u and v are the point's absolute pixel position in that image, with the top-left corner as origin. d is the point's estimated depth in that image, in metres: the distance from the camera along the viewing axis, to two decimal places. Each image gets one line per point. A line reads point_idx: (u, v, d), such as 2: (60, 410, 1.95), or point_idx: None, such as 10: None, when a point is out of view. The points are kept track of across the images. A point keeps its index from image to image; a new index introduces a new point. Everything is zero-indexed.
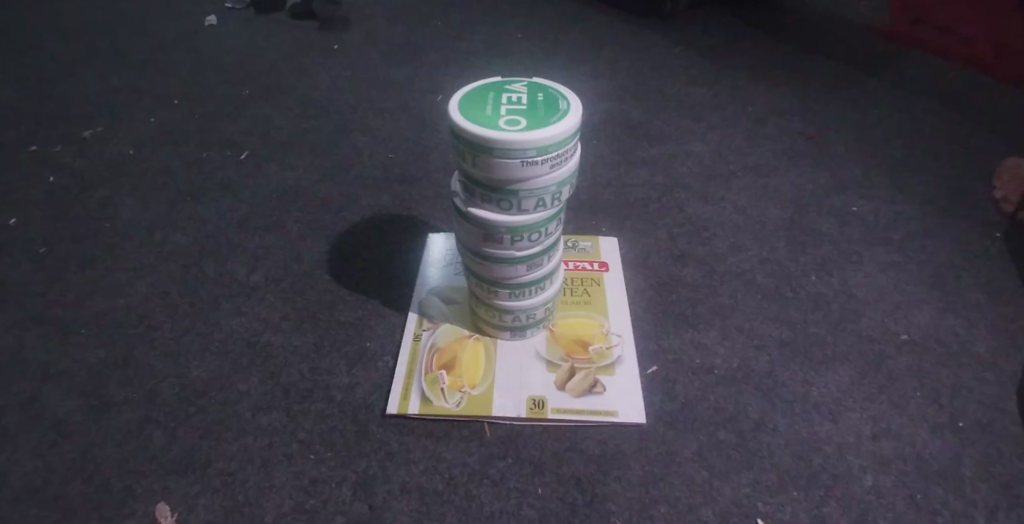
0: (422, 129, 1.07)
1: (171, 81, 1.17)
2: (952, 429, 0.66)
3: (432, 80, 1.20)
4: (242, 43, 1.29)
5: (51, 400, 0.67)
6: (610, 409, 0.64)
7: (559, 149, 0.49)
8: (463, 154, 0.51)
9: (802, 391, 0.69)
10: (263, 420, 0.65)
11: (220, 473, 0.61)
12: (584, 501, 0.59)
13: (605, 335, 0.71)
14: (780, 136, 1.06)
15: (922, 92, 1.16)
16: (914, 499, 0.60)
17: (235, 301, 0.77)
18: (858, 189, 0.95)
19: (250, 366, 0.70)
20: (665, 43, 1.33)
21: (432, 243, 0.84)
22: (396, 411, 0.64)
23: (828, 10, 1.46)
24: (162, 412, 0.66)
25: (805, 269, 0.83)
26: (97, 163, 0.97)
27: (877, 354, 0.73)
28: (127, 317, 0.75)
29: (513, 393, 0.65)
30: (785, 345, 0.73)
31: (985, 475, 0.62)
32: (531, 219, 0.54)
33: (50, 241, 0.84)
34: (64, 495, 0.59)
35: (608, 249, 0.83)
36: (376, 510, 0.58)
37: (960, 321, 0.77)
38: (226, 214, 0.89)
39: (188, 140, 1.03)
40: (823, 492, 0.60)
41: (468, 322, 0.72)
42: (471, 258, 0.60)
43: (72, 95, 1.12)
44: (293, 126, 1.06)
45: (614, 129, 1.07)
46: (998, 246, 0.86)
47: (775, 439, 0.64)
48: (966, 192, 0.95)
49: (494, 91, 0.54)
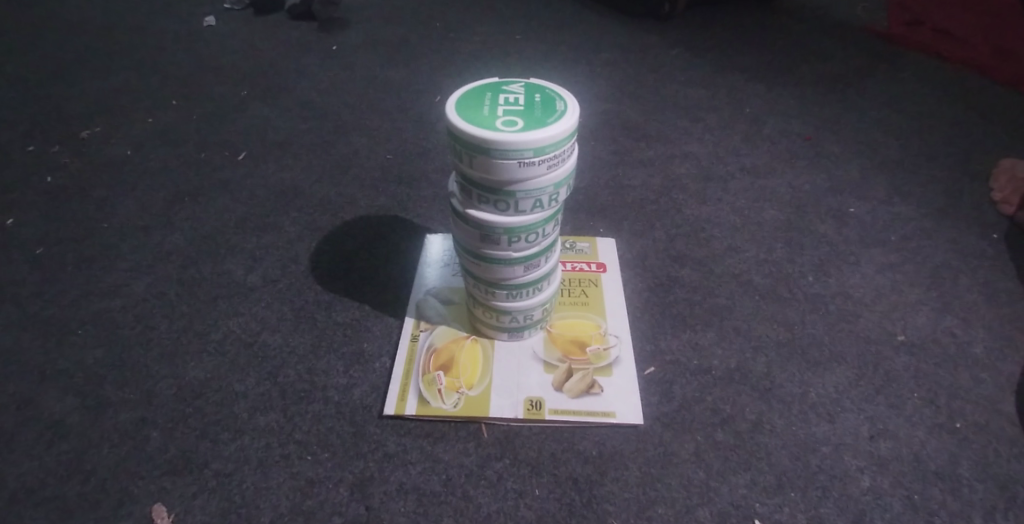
0: (420, 129, 1.07)
1: (169, 81, 1.17)
2: (951, 429, 0.66)
3: (430, 80, 1.20)
4: (241, 43, 1.29)
5: (48, 400, 0.67)
6: (608, 410, 0.64)
7: (556, 150, 0.49)
8: (460, 154, 0.51)
9: (800, 392, 0.69)
10: (260, 421, 0.65)
11: (217, 474, 0.61)
12: (581, 502, 0.59)
13: (602, 336, 0.71)
14: (778, 136, 1.06)
15: (921, 92, 1.16)
16: (912, 500, 0.60)
17: (232, 301, 0.77)
18: (857, 189, 0.95)
19: (248, 367, 0.70)
20: (664, 43, 1.33)
21: (430, 244, 0.84)
22: (393, 412, 0.64)
23: (828, 11, 1.46)
24: (159, 412, 0.66)
25: (803, 269, 0.83)
26: (95, 163, 0.98)
27: (875, 355, 0.73)
28: (125, 318, 0.75)
29: (510, 394, 0.65)
30: (782, 346, 0.73)
31: (982, 477, 0.62)
32: (529, 220, 0.54)
33: (47, 242, 0.84)
34: (61, 496, 0.59)
35: (606, 250, 0.83)
36: (373, 511, 0.58)
37: (958, 322, 0.77)
38: (224, 214, 0.89)
39: (186, 140, 1.03)
40: (820, 493, 0.60)
41: (465, 323, 0.72)
42: (469, 259, 0.60)
43: (70, 95, 1.12)
44: (291, 126, 1.06)
45: (612, 130, 1.07)
46: (997, 247, 0.86)
47: (772, 440, 0.64)
48: (964, 192, 0.95)
49: (491, 91, 0.53)
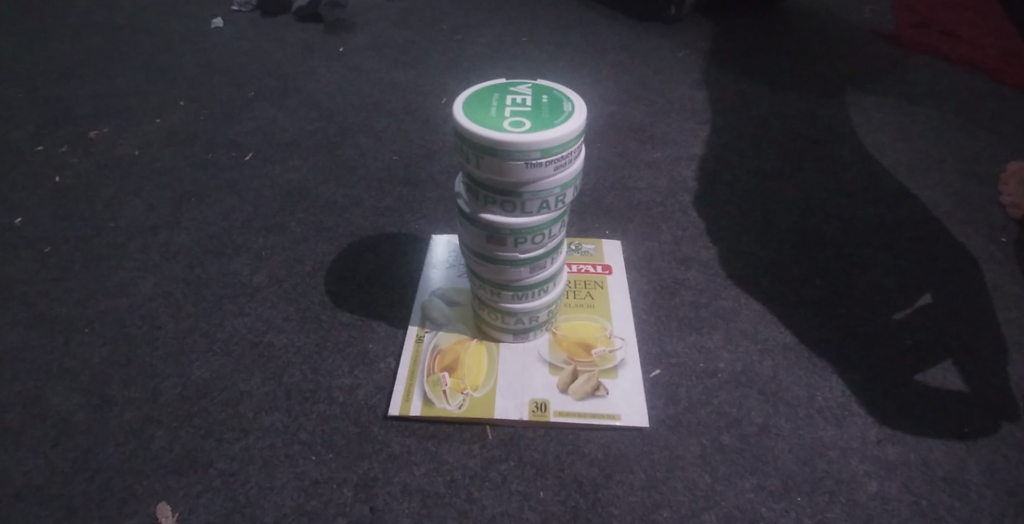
0: (426, 131, 1.07)
1: (177, 83, 1.17)
2: (959, 434, 0.65)
3: (437, 82, 1.20)
4: (247, 45, 1.29)
5: (53, 399, 0.67)
6: (613, 413, 0.64)
7: (563, 151, 0.49)
8: (467, 155, 0.51)
9: (807, 396, 0.68)
10: (265, 421, 0.65)
11: (221, 474, 0.61)
12: (586, 505, 0.59)
13: (607, 338, 0.71)
14: (785, 139, 1.06)
15: (929, 95, 1.15)
16: (920, 505, 0.59)
17: (237, 301, 0.77)
18: (863, 192, 0.95)
19: (253, 366, 0.70)
20: (670, 46, 1.32)
21: (435, 246, 0.83)
22: (397, 413, 0.64)
23: (833, 13, 1.45)
24: (164, 411, 0.66)
25: (809, 273, 0.82)
26: (103, 163, 0.98)
27: (881, 359, 0.72)
28: (130, 317, 0.75)
29: (515, 396, 0.65)
30: (788, 349, 0.73)
31: (992, 482, 0.62)
32: (535, 221, 0.54)
33: (55, 241, 0.85)
34: (66, 493, 0.60)
35: (611, 252, 0.83)
36: (377, 512, 0.58)
37: (966, 325, 0.76)
38: (230, 215, 0.89)
39: (194, 141, 1.03)
40: (826, 498, 0.60)
41: (471, 325, 0.72)
42: (474, 260, 0.60)
43: (78, 95, 1.13)
44: (298, 127, 1.07)
45: (617, 131, 1.07)
46: (1005, 251, 0.85)
47: (778, 444, 0.64)
48: (972, 195, 0.94)
49: (499, 92, 0.54)
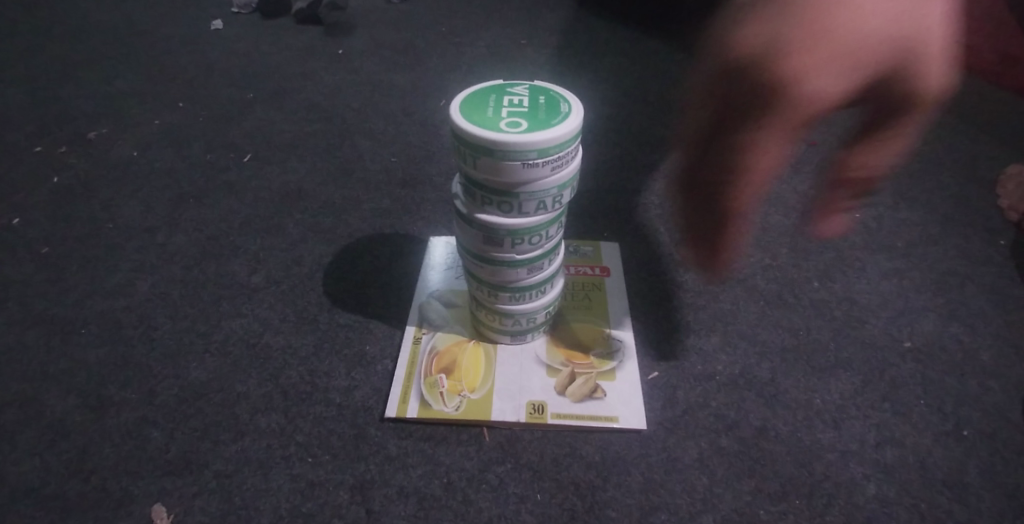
0: (425, 133, 1.07)
1: (177, 84, 1.17)
2: (957, 436, 0.65)
3: (435, 84, 1.20)
4: (247, 47, 1.29)
5: (49, 399, 0.67)
6: (610, 415, 0.64)
7: (560, 152, 0.49)
8: (463, 155, 0.50)
9: (805, 399, 0.68)
10: (261, 422, 0.65)
11: (217, 475, 0.61)
12: (583, 507, 0.58)
13: (605, 340, 0.71)
14: None
15: None
16: (919, 508, 0.59)
17: (235, 302, 0.77)
18: (862, 194, 0.95)
19: (250, 367, 0.70)
20: (669, 48, 1.33)
21: (433, 248, 0.83)
22: (394, 415, 0.64)
23: None
24: (160, 413, 0.66)
25: (806, 275, 0.82)
26: (101, 164, 0.98)
27: (879, 362, 0.72)
28: (128, 318, 0.75)
29: (513, 398, 0.65)
30: (786, 351, 0.73)
31: (991, 485, 0.61)
32: (531, 222, 0.54)
33: (53, 241, 0.85)
34: (61, 494, 0.59)
35: (609, 254, 0.83)
36: (374, 514, 0.58)
37: (964, 328, 0.76)
38: (228, 216, 0.89)
39: (192, 142, 1.03)
40: (825, 500, 0.60)
41: (469, 327, 0.72)
42: (471, 261, 0.60)
43: (78, 96, 1.13)
44: (297, 129, 1.07)
45: (616, 134, 1.07)
46: (1004, 254, 0.85)
47: (776, 447, 0.63)
48: (970, 198, 0.94)
49: (495, 93, 0.53)
